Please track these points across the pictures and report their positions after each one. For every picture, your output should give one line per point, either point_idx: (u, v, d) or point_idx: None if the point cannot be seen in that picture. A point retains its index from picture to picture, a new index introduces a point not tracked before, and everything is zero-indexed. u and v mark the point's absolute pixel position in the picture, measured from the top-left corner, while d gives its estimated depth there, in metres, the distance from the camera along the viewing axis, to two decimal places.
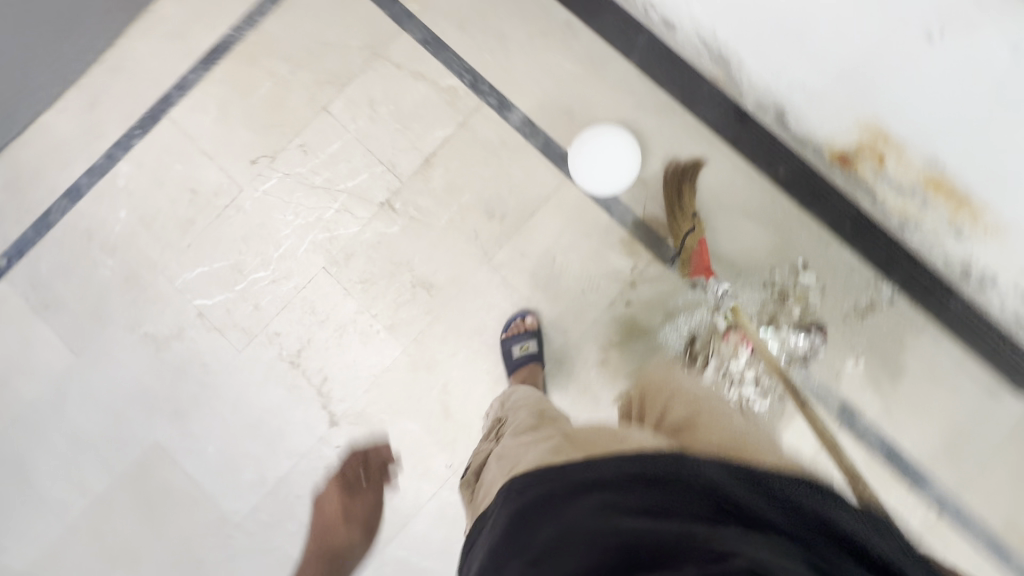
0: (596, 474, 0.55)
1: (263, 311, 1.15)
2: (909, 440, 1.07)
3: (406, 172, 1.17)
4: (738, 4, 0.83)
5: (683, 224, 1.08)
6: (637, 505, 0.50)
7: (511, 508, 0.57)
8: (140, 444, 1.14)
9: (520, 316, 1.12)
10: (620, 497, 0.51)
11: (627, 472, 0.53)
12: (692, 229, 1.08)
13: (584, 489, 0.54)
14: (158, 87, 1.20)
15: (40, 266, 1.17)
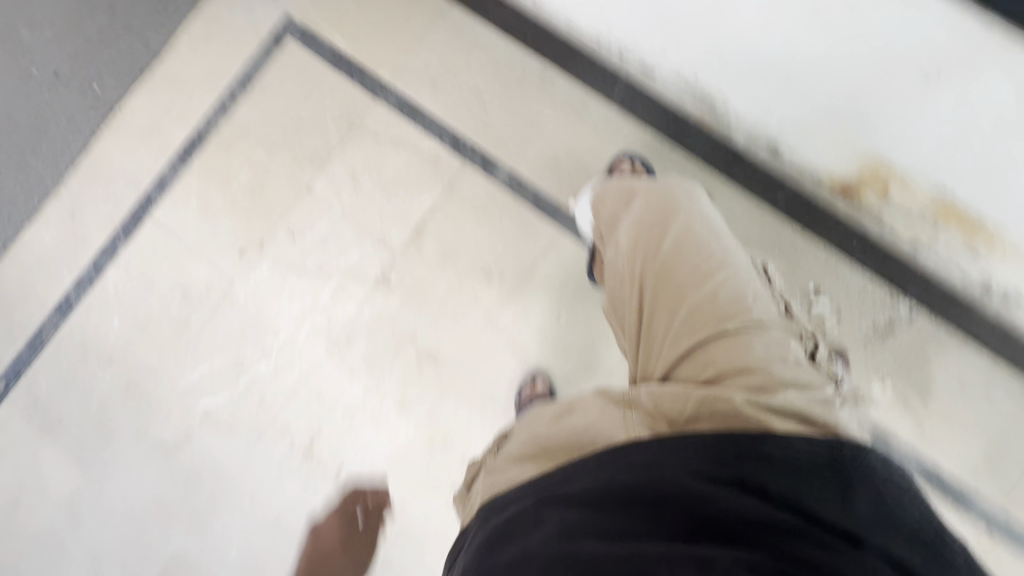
0: (566, 488, 0.50)
1: (270, 404, 1.12)
2: (948, 457, 1.03)
3: (397, 242, 1.14)
4: (717, 50, 0.81)
5: None
6: (609, 529, 0.46)
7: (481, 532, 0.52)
8: (159, 556, 1.10)
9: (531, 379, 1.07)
10: (591, 518, 0.47)
11: (597, 485, 0.49)
12: None
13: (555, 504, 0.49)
14: (137, 187, 1.18)
15: (39, 385, 1.15)
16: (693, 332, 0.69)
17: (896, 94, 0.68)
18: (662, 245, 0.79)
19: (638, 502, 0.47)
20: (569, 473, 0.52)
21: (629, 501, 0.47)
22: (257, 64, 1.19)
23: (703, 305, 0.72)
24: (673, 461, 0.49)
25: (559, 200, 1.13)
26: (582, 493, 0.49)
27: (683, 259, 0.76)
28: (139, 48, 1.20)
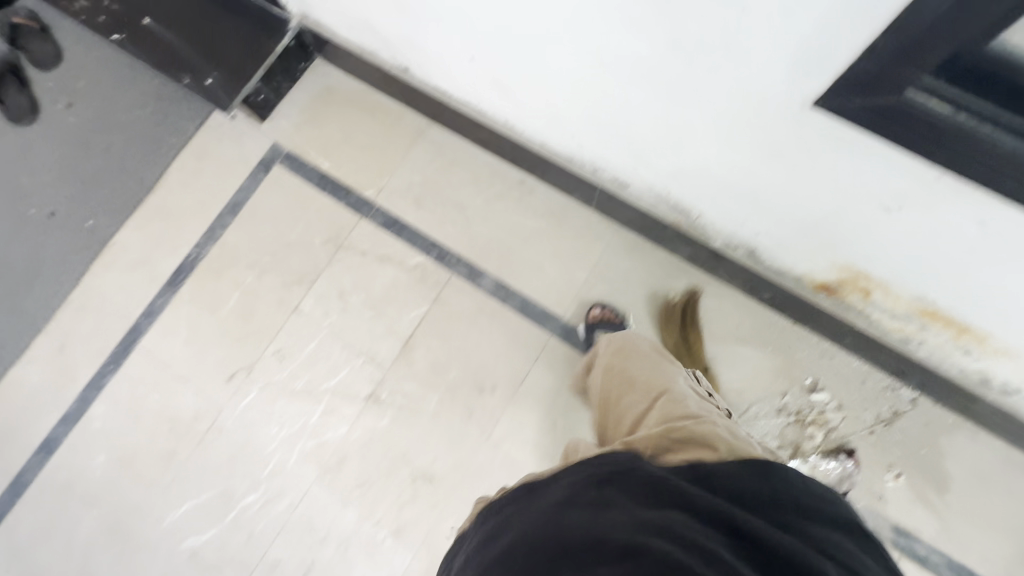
0: (556, 483, 0.53)
1: (259, 539, 1.06)
2: (976, 554, 0.98)
3: (387, 359, 1.13)
4: (684, 170, 0.84)
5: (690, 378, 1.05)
6: (588, 502, 0.49)
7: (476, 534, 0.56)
8: None
9: None
10: (573, 496, 0.50)
11: (587, 477, 0.52)
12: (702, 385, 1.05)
13: (542, 500, 0.52)
14: (126, 318, 1.18)
15: (18, 532, 1.10)
16: (647, 400, 0.73)
17: (854, 217, 0.70)
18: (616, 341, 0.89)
19: (618, 481, 0.50)
20: (557, 472, 0.55)
21: (612, 481, 0.50)
22: (246, 191, 1.24)
23: (653, 378, 0.78)
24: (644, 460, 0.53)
25: (546, 305, 1.13)
26: (569, 479, 0.53)
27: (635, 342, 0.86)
28: (133, 184, 1.24)
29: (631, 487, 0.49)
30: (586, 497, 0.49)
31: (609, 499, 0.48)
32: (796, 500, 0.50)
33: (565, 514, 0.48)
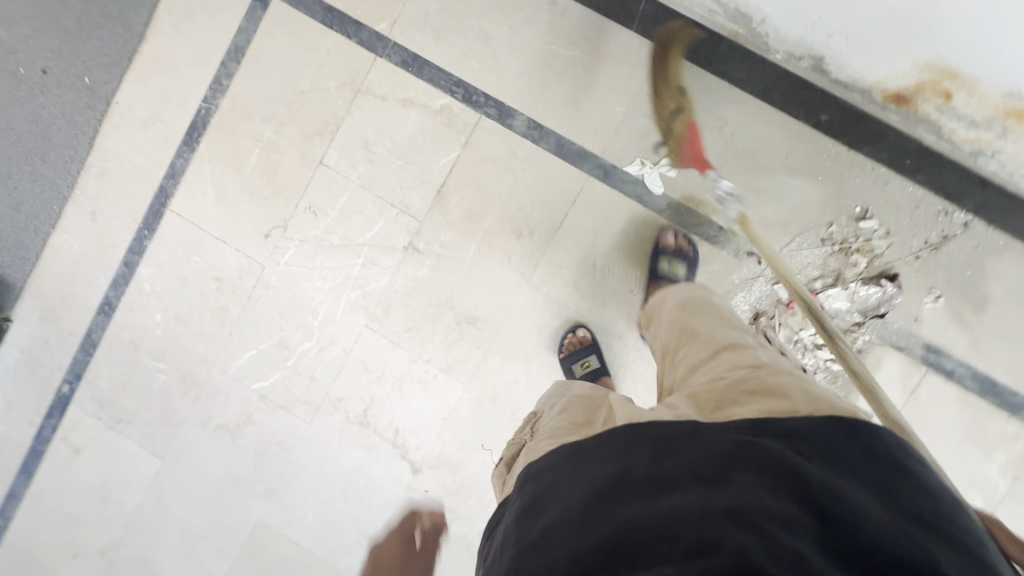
0: (606, 443, 0.57)
1: (320, 380, 1.15)
2: (1002, 366, 1.02)
3: (422, 210, 1.11)
4: None
5: (669, 103, 1.03)
6: (650, 474, 0.50)
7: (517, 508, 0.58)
8: (244, 524, 1.18)
9: (571, 331, 1.07)
10: (631, 469, 0.52)
11: (638, 431, 0.55)
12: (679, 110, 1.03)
13: (592, 459, 0.56)
14: (150, 181, 1.15)
15: (101, 385, 1.19)
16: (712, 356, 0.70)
17: None
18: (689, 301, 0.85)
19: (665, 447, 0.53)
20: (636, 450, 0.53)
21: (661, 449, 0.52)
22: (246, 32, 1.12)
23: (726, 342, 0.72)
24: (707, 427, 0.54)
25: (583, 144, 1.07)
26: (618, 448, 0.55)
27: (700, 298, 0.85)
28: (121, 32, 1.13)
29: (689, 454, 0.51)
30: (635, 476, 0.51)
31: (664, 477, 0.50)
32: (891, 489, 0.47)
33: (619, 499, 0.50)
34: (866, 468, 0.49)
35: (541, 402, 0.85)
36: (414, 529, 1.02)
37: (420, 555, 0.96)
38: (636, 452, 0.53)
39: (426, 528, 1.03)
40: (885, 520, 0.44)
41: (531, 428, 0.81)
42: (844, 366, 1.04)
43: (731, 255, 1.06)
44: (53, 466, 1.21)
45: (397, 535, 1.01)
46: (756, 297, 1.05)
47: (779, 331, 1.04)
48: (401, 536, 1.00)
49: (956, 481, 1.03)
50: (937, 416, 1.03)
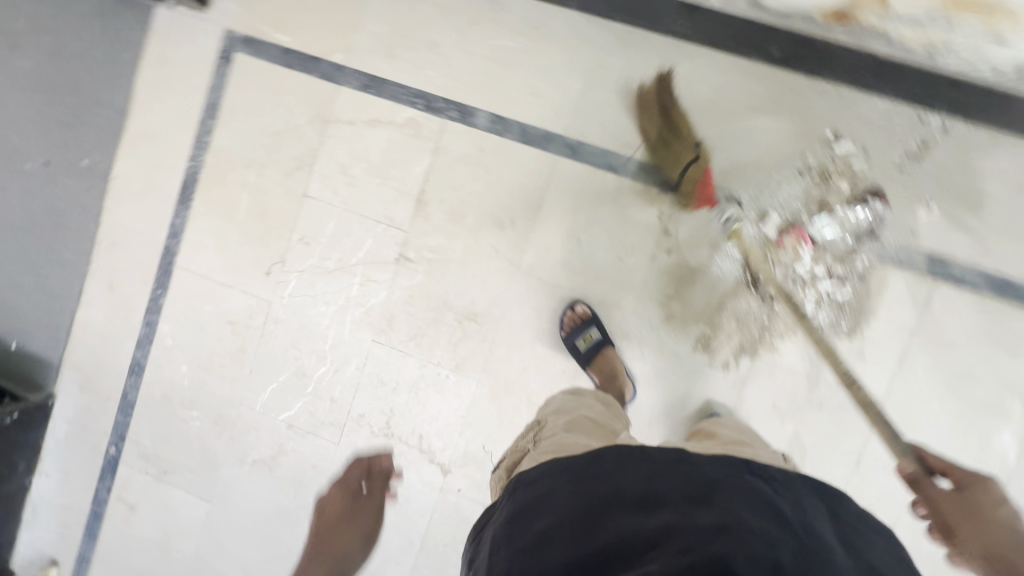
0: (606, 462, 0.67)
1: (341, 400, 1.19)
2: (1015, 263, 0.98)
3: (406, 220, 1.15)
4: None
5: (685, 152, 1.01)
6: (644, 491, 0.61)
7: (513, 507, 0.67)
8: (295, 551, 1.23)
9: (569, 307, 1.09)
10: (627, 485, 0.63)
11: (637, 457, 0.67)
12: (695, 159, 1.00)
13: (592, 477, 0.65)
14: (155, 243, 1.23)
15: (144, 440, 1.26)
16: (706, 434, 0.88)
17: None
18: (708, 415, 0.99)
19: (659, 472, 0.64)
20: (633, 472, 0.64)
21: (654, 475, 0.63)
22: (217, 90, 1.19)
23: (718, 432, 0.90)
24: (697, 460, 0.66)
25: (546, 127, 1.10)
26: (613, 469, 0.65)
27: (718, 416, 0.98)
28: (107, 112, 1.22)
29: (677, 481, 0.62)
30: (629, 496, 0.61)
31: (656, 495, 0.60)
32: (838, 532, 0.60)
33: (614, 511, 0.60)
34: (819, 514, 0.62)
35: (544, 412, 0.96)
36: (361, 478, 1.10)
37: (364, 503, 1.07)
38: (631, 476, 0.64)
39: (372, 477, 1.09)
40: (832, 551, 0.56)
41: (532, 437, 0.89)
42: (848, 293, 1.02)
43: (712, 204, 1.05)
44: (114, 525, 1.29)
45: (342, 485, 1.10)
46: (745, 241, 1.04)
47: (774, 270, 1.03)
48: (347, 484, 1.09)
49: (992, 388, 1.00)
50: (957, 326, 1.00)
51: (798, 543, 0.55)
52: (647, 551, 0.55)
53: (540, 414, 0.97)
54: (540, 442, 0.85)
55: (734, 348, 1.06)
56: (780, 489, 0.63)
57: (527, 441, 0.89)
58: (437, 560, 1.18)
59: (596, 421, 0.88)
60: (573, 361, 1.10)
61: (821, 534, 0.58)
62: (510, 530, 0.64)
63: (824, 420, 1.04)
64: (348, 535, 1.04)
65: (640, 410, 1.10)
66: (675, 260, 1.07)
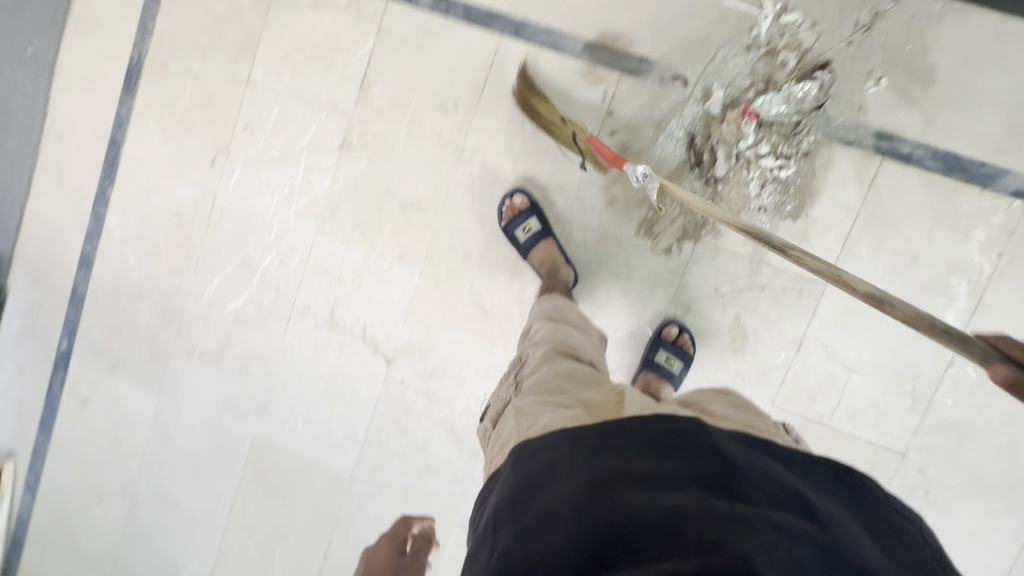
0: (611, 439, 0.63)
1: (286, 291, 1.18)
2: (963, 139, 0.96)
3: (349, 105, 1.13)
4: None
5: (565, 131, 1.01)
6: (654, 472, 0.57)
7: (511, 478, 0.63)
8: (242, 441, 1.23)
9: (509, 198, 1.06)
10: (635, 463, 0.58)
11: (643, 430, 0.62)
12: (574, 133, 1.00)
13: (598, 454, 0.61)
14: (102, 133, 1.22)
15: (95, 334, 1.27)
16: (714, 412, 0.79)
17: None
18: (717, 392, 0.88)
19: (666, 449, 0.60)
20: (641, 449, 0.60)
21: (664, 454, 0.59)
22: None
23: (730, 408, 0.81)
24: (712, 432, 0.63)
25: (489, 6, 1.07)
26: (623, 447, 0.61)
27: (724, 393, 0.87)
28: None
29: (693, 464, 0.57)
30: (639, 474, 0.57)
31: (667, 477, 0.56)
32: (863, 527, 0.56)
33: (622, 490, 0.55)
34: (840, 507, 0.58)
35: (525, 352, 0.95)
36: (407, 535, 1.06)
37: (409, 558, 1.02)
38: (642, 455, 0.60)
39: (416, 535, 1.07)
40: (860, 547, 0.52)
41: (513, 383, 0.88)
42: (793, 172, 0.99)
43: (656, 83, 1.03)
44: (68, 418, 1.30)
45: (393, 535, 1.08)
46: (689, 121, 1.01)
47: (718, 149, 1.00)
48: (394, 535, 1.07)
49: (935, 268, 0.98)
50: (902, 206, 0.98)
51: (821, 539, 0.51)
52: (658, 536, 0.50)
53: (520, 355, 0.96)
54: (523, 390, 0.83)
55: (676, 233, 1.04)
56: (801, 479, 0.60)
57: (510, 388, 0.88)
58: (381, 450, 1.18)
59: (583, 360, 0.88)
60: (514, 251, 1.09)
61: (842, 521, 0.55)
62: (511, 503, 0.60)
63: (765, 304, 1.03)
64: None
65: (582, 298, 1.09)
66: (619, 143, 1.05)
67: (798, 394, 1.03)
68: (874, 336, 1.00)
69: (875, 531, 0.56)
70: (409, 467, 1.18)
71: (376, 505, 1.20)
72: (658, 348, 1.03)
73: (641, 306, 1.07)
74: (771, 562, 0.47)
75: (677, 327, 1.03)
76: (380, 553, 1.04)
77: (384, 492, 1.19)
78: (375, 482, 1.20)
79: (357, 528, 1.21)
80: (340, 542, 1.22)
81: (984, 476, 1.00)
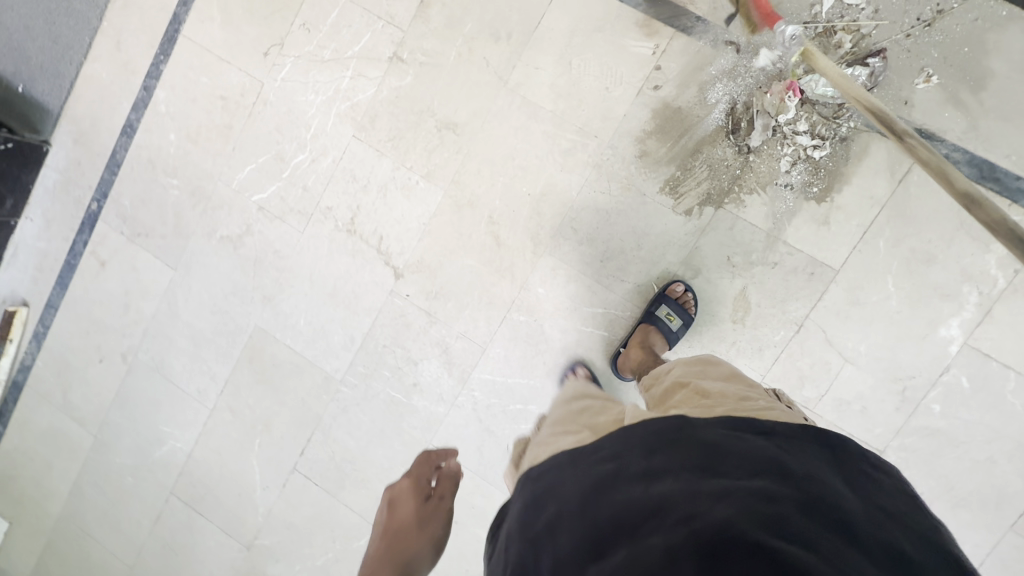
0: (604, 447, 0.62)
1: (312, 191, 1.22)
2: (1002, 150, 0.95)
3: (406, 19, 1.15)
4: None
5: None
6: (644, 466, 0.57)
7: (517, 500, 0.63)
8: (244, 328, 1.28)
9: (571, 368, 1.10)
10: (626, 461, 0.58)
11: (632, 433, 0.62)
12: None
13: (593, 461, 0.61)
14: (166, 9, 1.26)
15: (124, 202, 1.31)
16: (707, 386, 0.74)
17: None
18: (715, 364, 0.82)
19: (655, 444, 0.59)
20: (632, 449, 0.60)
21: (652, 448, 0.59)
22: None
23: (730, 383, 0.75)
24: (697, 422, 0.62)
25: None
26: (616, 450, 0.61)
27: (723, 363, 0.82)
28: None
29: (679, 449, 0.58)
30: (632, 470, 0.57)
31: (655, 467, 0.56)
32: (845, 479, 0.56)
33: (617, 486, 0.56)
34: (825, 462, 0.58)
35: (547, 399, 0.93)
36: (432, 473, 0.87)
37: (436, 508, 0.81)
38: (634, 452, 0.59)
39: (444, 472, 0.87)
40: (843, 500, 0.52)
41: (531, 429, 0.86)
42: (826, 154, 1.00)
43: (709, 46, 1.03)
44: (85, 278, 1.35)
45: (414, 476, 0.87)
46: (734, 88, 1.03)
47: (756, 119, 1.02)
48: (418, 477, 0.86)
49: (950, 273, 0.98)
50: (929, 206, 0.98)
51: (807, 500, 0.51)
52: (648, 519, 0.51)
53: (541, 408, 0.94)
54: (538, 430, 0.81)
55: (700, 197, 1.05)
56: (785, 444, 0.59)
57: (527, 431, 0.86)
58: (374, 359, 1.22)
59: (587, 386, 0.87)
60: None
61: (831, 481, 0.55)
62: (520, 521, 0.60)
63: (773, 281, 1.04)
64: (416, 540, 0.76)
65: (595, 244, 1.11)
66: (661, 98, 1.06)
67: (788, 375, 1.04)
68: (876, 331, 1.01)
69: (861, 482, 0.56)
70: (397, 381, 1.21)
71: (360, 412, 1.23)
72: (662, 302, 1.05)
73: (652, 263, 1.09)
74: (757, 528, 0.47)
75: (683, 286, 1.05)
76: (400, 508, 0.80)
77: (370, 400, 1.23)
78: (362, 389, 1.23)
79: (337, 431, 1.25)
80: (318, 441, 1.25)
81: (958, 487, 1.00)
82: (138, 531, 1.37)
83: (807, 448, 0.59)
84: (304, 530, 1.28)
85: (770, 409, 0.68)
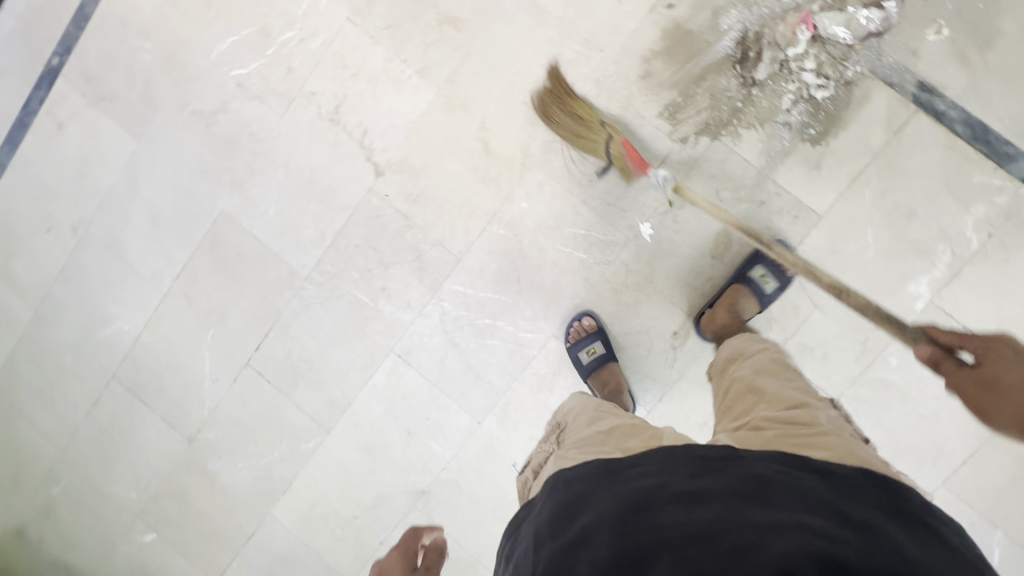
0: (643, 467, 0.61)
1: (297, 72, 1.15)
2: (996, 113, 0.96)
3: None
4: None
5: (598, 134, 1.00)
6: (687, 486, 0.55)
7: (544, 507, 0.62)
8: (208, 213, 1.21)
9: (577, 319, 1.10)
10: (671, 479, 0.57)
11: (675, 457, 0.61)
12: (609, 136, 1.00)
13: (632, 479, 0.59)
14: None
15: (88, 61, 1.21)
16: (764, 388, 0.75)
17: None
18: (771, 357, 0.82)
19: (699, 470, 0.57)
20: (674, 469, 0.58)
21: (696, 472, 0.57)
22: None
23: (785, 384, 0.75)
24: (746, 456, 0.60)
25: None
26: (656, 468, 0.60)
27: (780, 357, 0.82)
28: None
29: (726, 479, 0.55)
30: (674, 490, 0.55)
31: (699, 488, 0.54)
32: (912, 530, 0.51)
33: (657, 507, 0.54)
34: (886, 508, 0.53)
35: (563, 412, 0.88)
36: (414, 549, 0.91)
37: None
38: (676, 472, 0.58)
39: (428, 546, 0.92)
40: (909, 551, 0.47)
41: (553, 440, 0.83)
42: (828, 96, 0.99)
43: None
44: (38, 139, 1.25)
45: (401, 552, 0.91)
46: (748, 17, 1.00)
47: (765, 52, 1.00)
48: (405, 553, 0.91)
49: (927, 231, 0.99)
50: (918, 160, 0.98)
51: (861, 540, 0.47)
52: (692, 543, 0.49)
53: (559, 416, 0.89)
54: (561, 445, 0.77)
55: (697, 125, 1.03)
56: (842, 488, 0.55)
57: (551, 443, 0.82)
58: (343, 258, 1.17)
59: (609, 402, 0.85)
60: (575, 372, 1.12)
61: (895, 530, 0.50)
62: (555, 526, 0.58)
63: (758, 220, 1.03)
64: None
65: (587, 165, 1.08)
66: (674, 17, 1.02)
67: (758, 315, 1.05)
68: (849, 281, 1.02)
69: (928, 535, 0.51)
70: (365, 284, 1.17)
71: (322, 312, 1.19)
72: (757, 264, 1.03)
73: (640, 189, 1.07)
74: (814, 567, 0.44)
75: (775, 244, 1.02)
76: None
77: (334, 302, 1.18)
78: (328, 287, 1.18)
79: (296, 329, 1.20)
80: (275, 337, 1.21)
81: (901, 439, 1.03)
82: (74, 414, 1.30)
83: (866, 492, 0.55)
84: (251, 428, 1.24)
85: (826, 425, 0.67)
